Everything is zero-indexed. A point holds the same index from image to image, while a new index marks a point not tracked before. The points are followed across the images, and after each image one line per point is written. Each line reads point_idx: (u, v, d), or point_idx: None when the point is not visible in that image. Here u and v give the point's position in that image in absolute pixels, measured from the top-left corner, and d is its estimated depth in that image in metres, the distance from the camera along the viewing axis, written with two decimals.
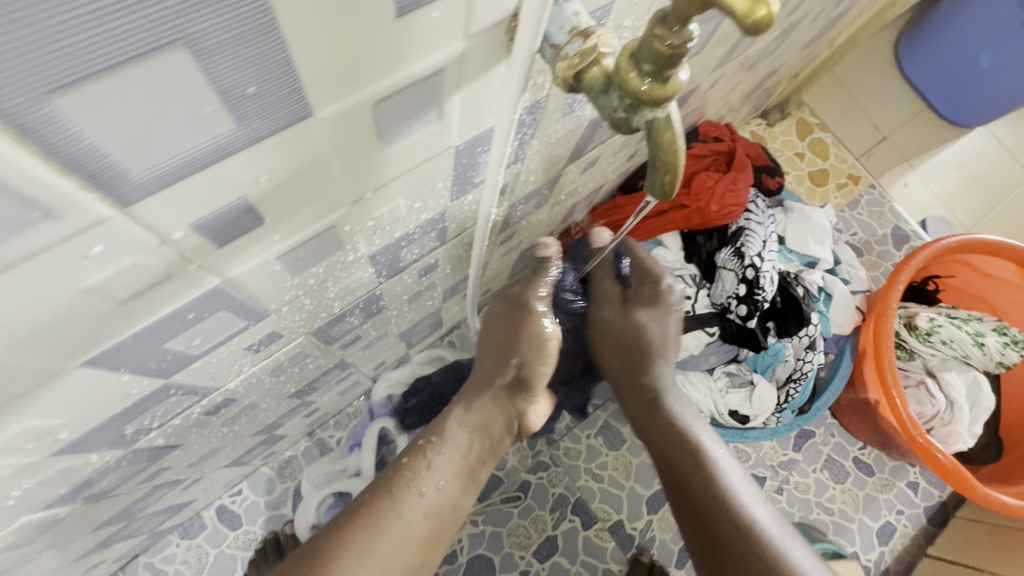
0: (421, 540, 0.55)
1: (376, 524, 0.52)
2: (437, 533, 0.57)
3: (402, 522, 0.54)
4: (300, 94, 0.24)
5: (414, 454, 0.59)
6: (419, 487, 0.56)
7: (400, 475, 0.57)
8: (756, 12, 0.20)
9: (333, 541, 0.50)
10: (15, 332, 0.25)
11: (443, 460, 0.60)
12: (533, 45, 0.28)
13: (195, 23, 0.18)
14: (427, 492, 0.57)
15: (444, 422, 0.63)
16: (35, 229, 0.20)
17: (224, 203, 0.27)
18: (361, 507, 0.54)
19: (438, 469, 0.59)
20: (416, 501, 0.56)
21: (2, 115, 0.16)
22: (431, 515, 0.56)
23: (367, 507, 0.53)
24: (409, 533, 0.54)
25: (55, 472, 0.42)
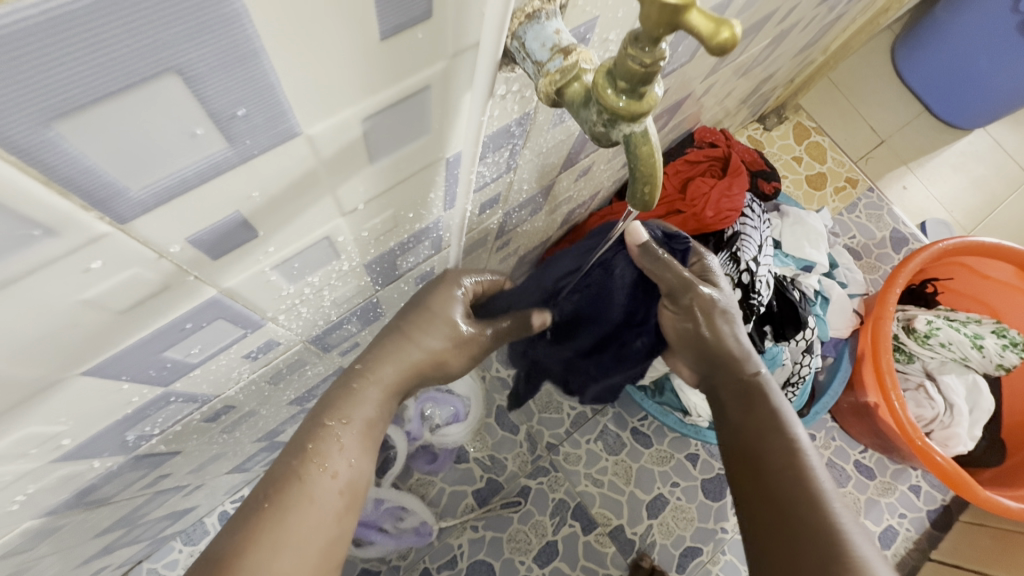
0: (339, 518, 0.49)
1: (280, 512, 0.45)
2: (355, 504, 0.51)
3: (315, 506, 0.47)
4: (288, 114, 0.25)
5: (319, 437, 0.49)
6: (331, 466, 0.49)
7: (299, 459, 0.48)
8: (720, 33, 0.21)
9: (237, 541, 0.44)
10: (17, 342, 0.26)
11: (352, 435, 0.51)
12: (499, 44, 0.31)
13: (185, 52, 0.19)
14: (340, 472, 0.49)
15: (353, 389, 0.52)
16: (36, 245, 0.21)
17: (218, 217, 0.28)
18: (264, 502, 0.46)
19: (349, 443, 0.50)
20: (325, 481, 0.48)
21: (5, 142, 0.17)
22: (346, 492, 0.49)
23: (266, 500, 0.46)
24: (326, 516, 0.48)
25: (58, 478, 0.43)
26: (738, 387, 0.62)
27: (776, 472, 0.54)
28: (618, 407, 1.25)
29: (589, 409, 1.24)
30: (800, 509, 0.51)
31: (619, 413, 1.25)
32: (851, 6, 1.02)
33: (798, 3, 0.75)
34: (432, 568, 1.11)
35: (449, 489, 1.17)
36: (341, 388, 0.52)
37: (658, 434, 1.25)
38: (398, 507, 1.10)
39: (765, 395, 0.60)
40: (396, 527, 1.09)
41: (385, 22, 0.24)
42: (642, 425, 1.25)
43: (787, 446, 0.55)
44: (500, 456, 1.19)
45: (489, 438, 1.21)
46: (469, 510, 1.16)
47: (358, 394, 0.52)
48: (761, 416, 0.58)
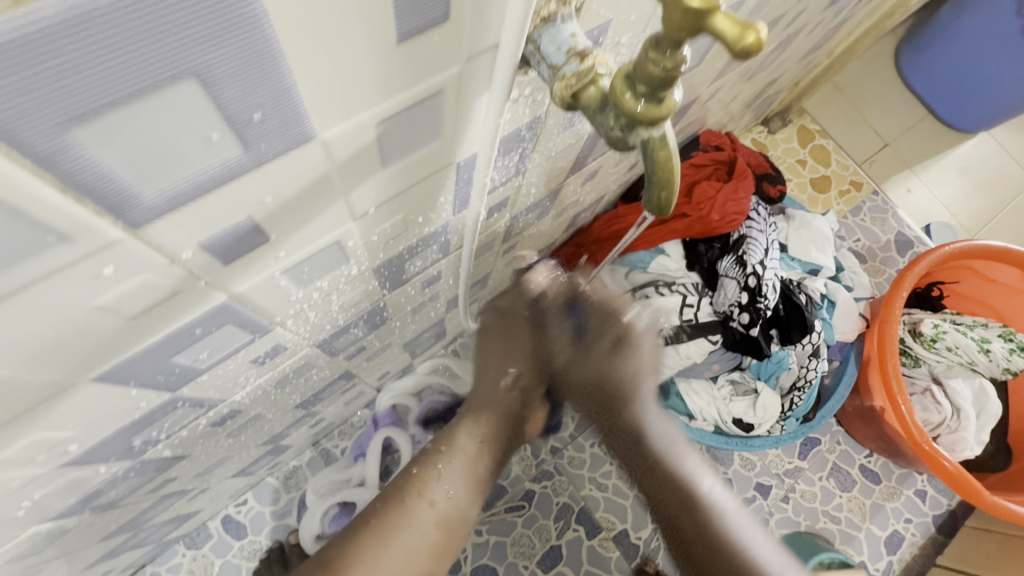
0: (431, 544, 0.58)
1: (385, 532, 0.56)
2: (449, 537, 0.60)
3: (412, 528, 0.57)
4: (303, 118, 0.24)
5: (424, 464, 0.60)
6: (430, 496, 0.59)
7: (411, 486, 0.59)
8: (746, 38, 0.21)
9: (345, 547, 0.54)
10: (27, 349, 0.25)
11: (452, 471, 0.61)
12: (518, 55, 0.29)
13: (202, 55, 0.18)
14: (437, 501, 0.59)
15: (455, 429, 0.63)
16: (49, 251, 0.21)
17: (231, 222, 0.28)
18: (371, 519, 0.56)
19: (449, 477, 0.61)
20: (426, 511, 0.58)
21: (21, 147, 0.17)
22: (439, 523, 0.59)
23: (379, 517, 0.56)
24: (421, 539, 0.57)
25: (65, 483, 0.43)
26: (642, 445, 0.65)
27: (694, 522, 0.62)
28: None
29: None
30: (702, 545, 0.61)
31: None
32: (856, 10, 1.02)
33: (805, 7, 0.75)
34: None
35: None
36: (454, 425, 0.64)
37: None
38: None
39: (653, 440, 0.64)
40: None
41: (403, 25, 0.23)
42: None
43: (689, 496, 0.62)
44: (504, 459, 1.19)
45: None
46: None
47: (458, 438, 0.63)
48: (660, 470, 0.63)
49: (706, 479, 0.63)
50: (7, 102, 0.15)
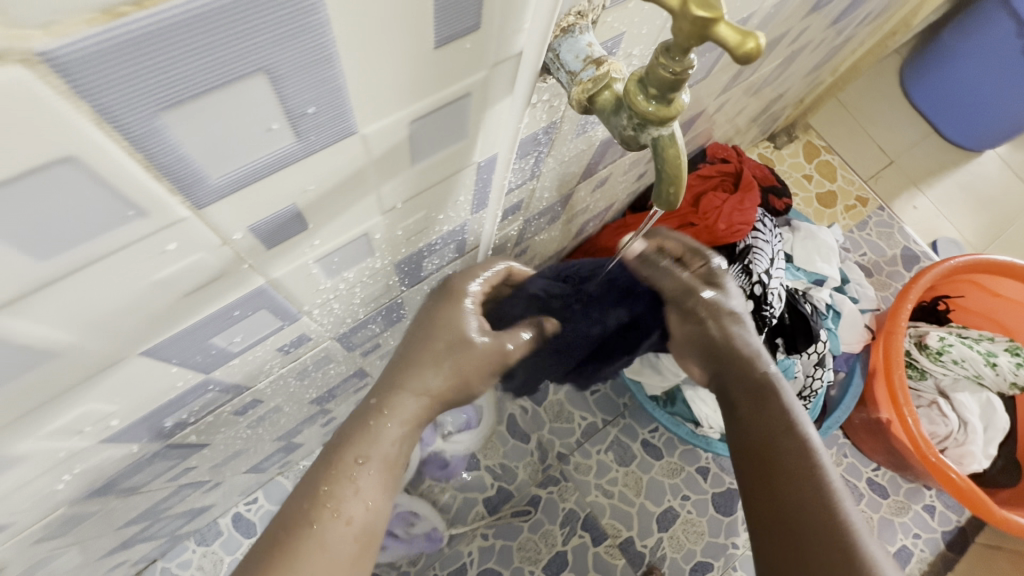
0: (350, 563, 0.46)
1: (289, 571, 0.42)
2: (368, 548, 0.48)
3: (326, 553, 0.44)
4: (349, 113, 0.27)
5: (332, 475, 0.46)
6: (345, 512, 0.46)
7: (311, 501, 0.45)
8: (746, 44, 0.23)
9: None
10: (94, 319, 0.28)
11: (371, 476, 0.48)
12: (541, 56, 0.33)
13: (273, 54, 0.21)
14: (355, 517, 0.46)
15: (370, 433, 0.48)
16: (127, 225, 0.24)
17: (278, 209, 0.30)
18: (272, 550, 0.43)
19: (366, 482, 0.47)
20: (338, 531, 0.45)
21: (121, 128, 0.20)
22: (360, 537, 0.46)
23: (283, 549, 0.43)
24: (336, 566, 0.45)
25: (101, 460, 0.45)
26: (749, 387, 0.61)
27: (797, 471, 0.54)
28: (629, 418, 1.26)
29: (600, 419, 1.25)
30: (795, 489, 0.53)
31: (630, 424, 1.26)
32: (860, 28, 1.05)
33: (809, 24, 0.78)
34: None
35: (460, 496, 1.17)
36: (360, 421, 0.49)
37: (669, 446, 1.25)
38: (411, 512, 1.12)
39: (774, 394, 0.59)
40: (407, 533, 1.11)
41: (441, 32, 0.26)
42: (652, 436, 1.25)
43: (802, 450, 0.55)
44: (511, 464, 1.20)
45: (500, 446, 1.21)
46: (479, 517, 1.16)
47: (375, 432, 0.49)
48: (770, 417, 0.58)
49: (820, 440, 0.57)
50: (115, 88, 0.18)
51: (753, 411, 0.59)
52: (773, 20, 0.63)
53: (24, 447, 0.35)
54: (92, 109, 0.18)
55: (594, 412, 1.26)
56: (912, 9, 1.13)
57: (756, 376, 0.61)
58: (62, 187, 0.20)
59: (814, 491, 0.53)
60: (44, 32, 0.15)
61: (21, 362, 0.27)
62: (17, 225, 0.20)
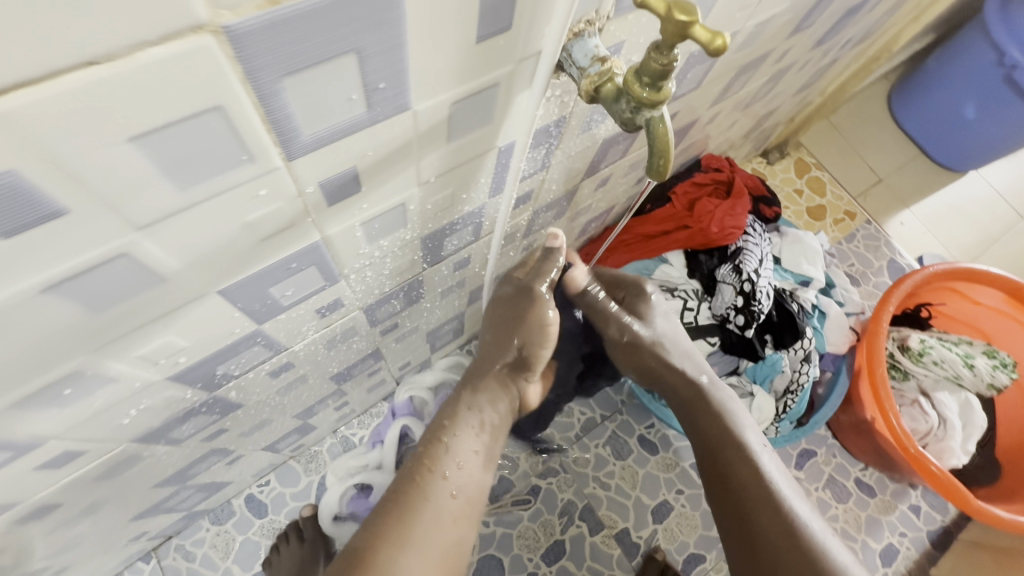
0: (455, 516, 0.59)
1: (409, 514, 0.56)
2: (468, 511, 0.60)
3: (431, 504, 0.57)
4: (407, 92, 0.35)
5: (432, 443, 0.62)
6: (442, 471, 0.60)
7: (421, 463, 0.60)
8: (716, 41, 0.31)
9: (367, 536, 0.54)
10: (195, 251, 0.35)
11: (464, 446, 0.64)
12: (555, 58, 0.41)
13: (364, 39, 0.29)
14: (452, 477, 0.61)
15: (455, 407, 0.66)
16: (239, 168, 0.31)
17: (342, 169, 0.37)
18: (392, 501, 0.57)
19: (460, 454, 0.63)
20: (441, 484, 0.59)
21: (256, 87, 0.27)
22: (458, 496, 0.60)
23: (402, 496, 0.57)
24: (443, 516, 0.58)
25: (161, 400, 0.51)
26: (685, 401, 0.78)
27: (742, 474, 0.70)
28: (626, 414, 1.31)
29: (598, 414, 1.30)
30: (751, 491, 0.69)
31: (627, 419, 1.31)
32: (843, 52, 1.14)
33: (792, 45, 0.86)
34: None
35: None
36: (453, 404, 0.68)
37: (664, 442, 1.30)
38: None
39: (709, 403, 0.76)
40: None
41: (480, 31, 0.34)
42: (649, 432, 1.31)
43: (746, 457, 0.71)
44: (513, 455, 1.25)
45: None
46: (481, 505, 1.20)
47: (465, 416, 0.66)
48: (716, 429, 0.74)
49: (757, 441, 0.74)
50: (260, 57, 0.25)
51: (699, 423, 0.76)
52: (756, 39, 0.71)
53: (115, 368, 0.41)
54: (243, 71, 0.26)
55: (593, 407, 1.31)
56: (891, 36, 1.23)
57: (692, 391, 0.77)
58: (210, 130, 0.27)
59: (760, 486, 0.69)
60: (231, 12, 0.23)
61: (140, 280, 0.34)
62: (174, 158, 0.27)
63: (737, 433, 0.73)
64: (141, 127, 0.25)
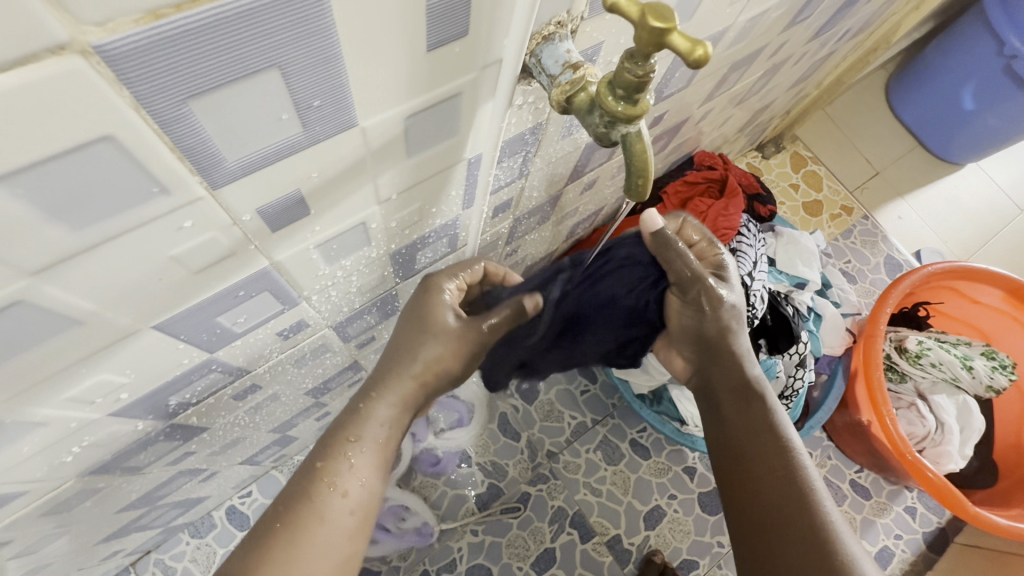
0: (351, 535, 0.48)
1: (295, 537, 0.45)
2: (367, 522, 0.50)
3: (326, 527, 0.46)
4: (351, 107, 0.30)
5: (329, 455, 0.48)
6: (342, 486, 0.48)
7: (316, 478, 0.47)
8: (696, 51, 0.27)
9: (259, 544, 0.44)
10: (115, 288, 0.31)
11: (365, 454, 0.50)
12: (519, 54, 0.36)
13: (286, 54, 0.25)
14: (351, 491, 0.48)
15: (365, 413, 0.51)
16: (152, 201, 0.27)
17: (283, 194, 0.33)
18: (274, 523, 0.45)
19: (362, 462, 0.50)
20: (336, 505, 0.47)
21: (154, 112, 0.23)
22: (357, 510, 0.49)
23: (286, 516, 0.46)
24: (336, 537, 0.47)
25: (108, 434, 0.48)
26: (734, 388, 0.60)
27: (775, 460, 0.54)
28: (618, 418, 1.28)
29: (589, 419, 1.28)
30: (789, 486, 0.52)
31: (618, 424, 1.28)
32: (841, 44, 1.10)
33: (787, 39, 0.82)
34: (431, 570, 1.12)
35: (451, 493, 1.19)
36: (356, 403, 0.52)
37: (657, 446, 1.27)
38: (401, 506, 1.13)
39: (758, 395, 0.59)
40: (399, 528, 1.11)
41: (431, 37, 0.30)
42: (641, 436, 1.28)
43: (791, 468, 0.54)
44: (502, 462, 1.22)
45: (492, 443, 1.23)
46: (469, 513, 1.17)
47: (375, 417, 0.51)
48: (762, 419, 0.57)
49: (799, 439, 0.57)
50: (148, 77, 0.21)
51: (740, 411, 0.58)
52: (748, 34, 0.67)
53: (42, 412, 0.38)
54: (132, 96, 0.22)
55: (584, 411, 1.28)
56: (890, 27, 1.18)
57: (737, 379, 0.61)
58: (100, 163, 0.23)
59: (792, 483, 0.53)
60: (100, 28, 0.19)
61: (49, 325, 0.30)
62: (61, 196, 0.23)
63: (778, 425, 0.57)
64: (7, 166, 0.21)
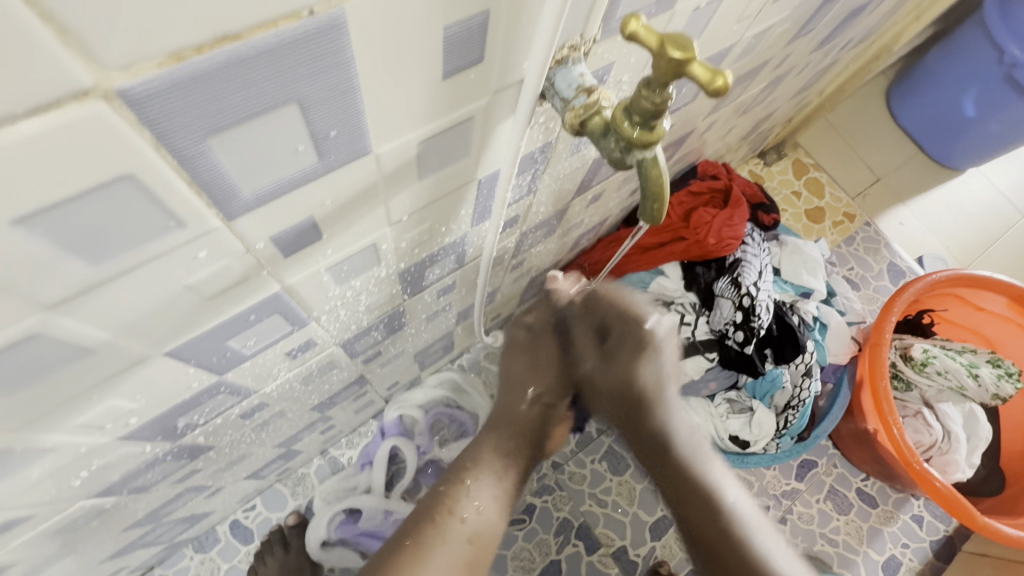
0: (466, 558, 0.63)
1: (423, 552, 0.60)
2: (480, 554, 0.64)
3: (448, 546, 0.62)
4: (366, 135, 0.30)
5: (453, 484, 0.67)
6: (460, 513, 0.65)
7: (442, 504, 0.65)
8: (715, 81, 0.27)
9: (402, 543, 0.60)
10: (127, 317, 0.31)
11: (480, 488, 0.68)
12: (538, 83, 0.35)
13: (305, 88, 0.24)
14: (467, 518, 0.65)
15: (480, 455, 0.71)
16: (168, 234, 0.27)
17: (296, 220, 0.33)
18: (405, 540, 0.61)
19: (479, 496, 0.67)
20: (458, 527, 0.64)
21: (174, 150, 0.23)
22: (471, 538, 0.64)
23: (415, 539, 0.61)
24: (456, 556, 0.62)
25: (116, 457, 0.48)
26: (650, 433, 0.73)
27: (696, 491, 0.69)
28: None
29: (594, 429, 1.27)
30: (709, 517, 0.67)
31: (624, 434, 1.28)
32: (843, 53, 1.10)
33: (791, 51, 0.82)
34: None
35: None
36: (475, 448, 0.72)
37: None
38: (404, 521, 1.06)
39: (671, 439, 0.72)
40: None
41: (446, 65, 0.30)
42: None
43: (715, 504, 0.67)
44: None
45: None
46: None
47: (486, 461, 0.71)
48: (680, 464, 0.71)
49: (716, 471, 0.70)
50: (170, 119, 0.21)
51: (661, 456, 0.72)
52: (754, 49, 0.67)
53: (52, 439, 0.37)
54: (152, 137, 0.21)
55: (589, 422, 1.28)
56: (891, 36, 1.19)
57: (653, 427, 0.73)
58: (119, 201, 0.23)
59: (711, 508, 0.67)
60: (122, 73, 0.18)
61: (62, 356, 0.30)
62: (79, 234, 0.23)
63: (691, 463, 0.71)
64: (28, 208, 0.21)
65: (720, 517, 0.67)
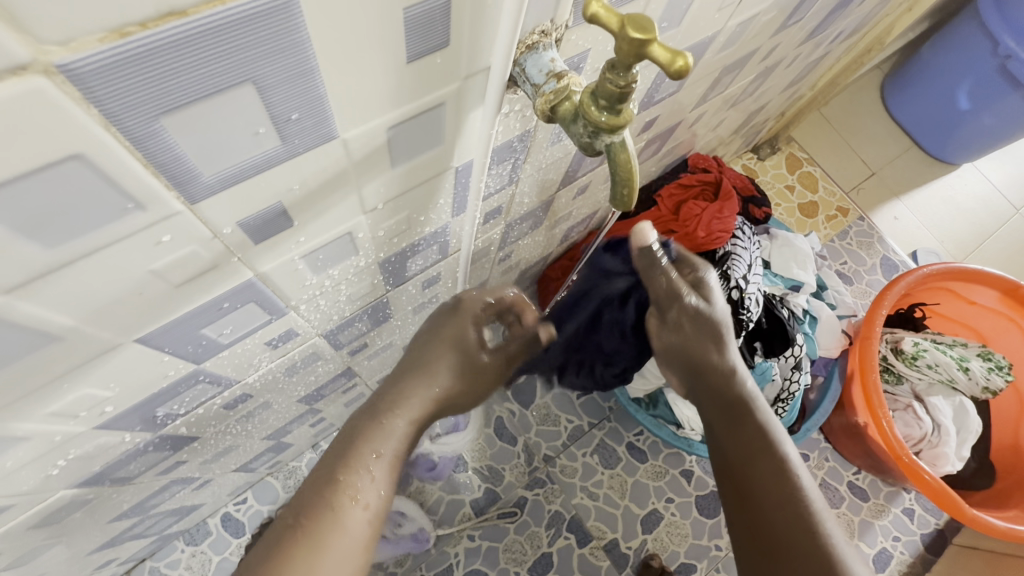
0: (365, 546, 0.46)
1: (315, 544, 0.43)
2: (381, 533, 0.48)
3: (343, 536, 0.44)
4: (330, 119, 0.30)
5: (348, 461, 0.47)
6: (360, 495, 0.46)
7: (331, 486, 0.46)
8: (676, 62, 0.27)
9: (283, 541, 0.42)
10: (92, 303, 0.31)
11: (385, 465, 0.49)
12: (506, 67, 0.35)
13: (260, 68, 0.24)
14: (371, 503, 0.47)
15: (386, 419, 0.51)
16: (127, 217, 0.27)
17: (263, 207, 0.33)
18: (296, 524, 0.44)
19: (381, 473, 0.49)
20: (358, 514, 0.46)
21: (124, 129, 0.23)
22: (375, 520, 0.47)
23: (300, 527, 0.43)
24: (353, 546, 0.45)
25: (95, 447, 0.48)
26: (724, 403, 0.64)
27: (771, 476, 0.57)
28: (615, 421, 1.28)
29: (586, 423, 1.27)
30: (784, 506, 0.55)
31: (615, 427, 1.28)
32: (834, 45, 1.10)
33: (778, 42, 0.82)
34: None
35: (448, 498, 1.18)
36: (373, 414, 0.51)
37: (653, 450, 1.27)
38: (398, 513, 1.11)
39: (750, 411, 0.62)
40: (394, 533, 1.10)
41: (410, 49, 0.30)
42: (637, 440, 1.27)
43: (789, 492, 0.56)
44: (498, 466, 1.22)
45: (488, 449, 1.23)
46: (465, 518, 1.17)
47: (388, 427, 0.51)
48: (754, 439, 0.60)
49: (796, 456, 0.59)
50: (116, 95, 0.21)
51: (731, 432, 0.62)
52: (739, 38, 0.66)
53: (25, 427, 0.37)
54: (99, 114, 0.21)
55: (580, 416, 1.28)
56: (883, 28, 1.18)
57: (732, 395, 0.63)
58: (70, 181, 0.23)
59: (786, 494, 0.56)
60: (62, 48, 0.18)
61: (26, 342, 0.30)
62: (32, 215, 0.23)
63: (772, 440, 0.60)
64: None
65: (799, 506, 0.55)
